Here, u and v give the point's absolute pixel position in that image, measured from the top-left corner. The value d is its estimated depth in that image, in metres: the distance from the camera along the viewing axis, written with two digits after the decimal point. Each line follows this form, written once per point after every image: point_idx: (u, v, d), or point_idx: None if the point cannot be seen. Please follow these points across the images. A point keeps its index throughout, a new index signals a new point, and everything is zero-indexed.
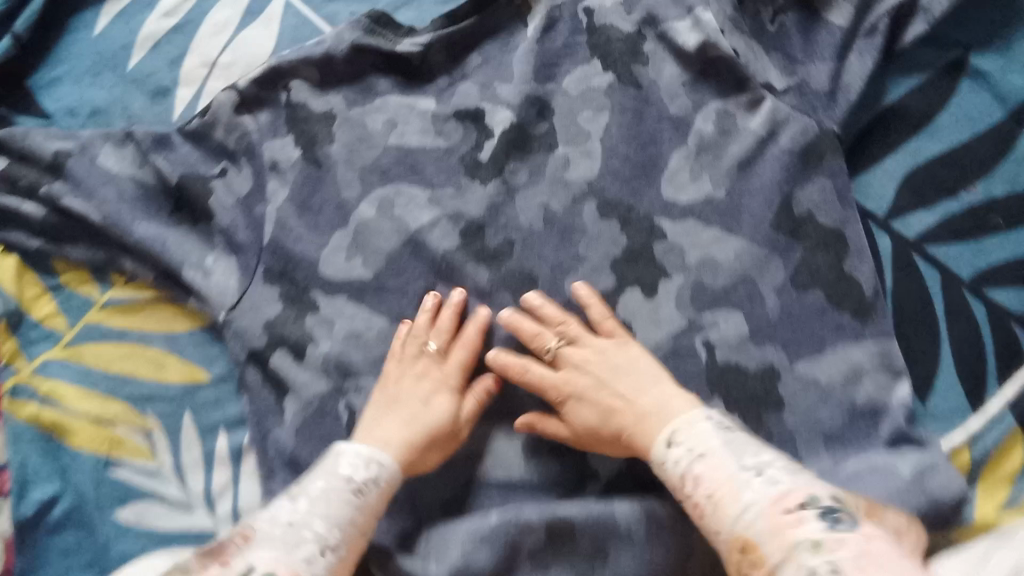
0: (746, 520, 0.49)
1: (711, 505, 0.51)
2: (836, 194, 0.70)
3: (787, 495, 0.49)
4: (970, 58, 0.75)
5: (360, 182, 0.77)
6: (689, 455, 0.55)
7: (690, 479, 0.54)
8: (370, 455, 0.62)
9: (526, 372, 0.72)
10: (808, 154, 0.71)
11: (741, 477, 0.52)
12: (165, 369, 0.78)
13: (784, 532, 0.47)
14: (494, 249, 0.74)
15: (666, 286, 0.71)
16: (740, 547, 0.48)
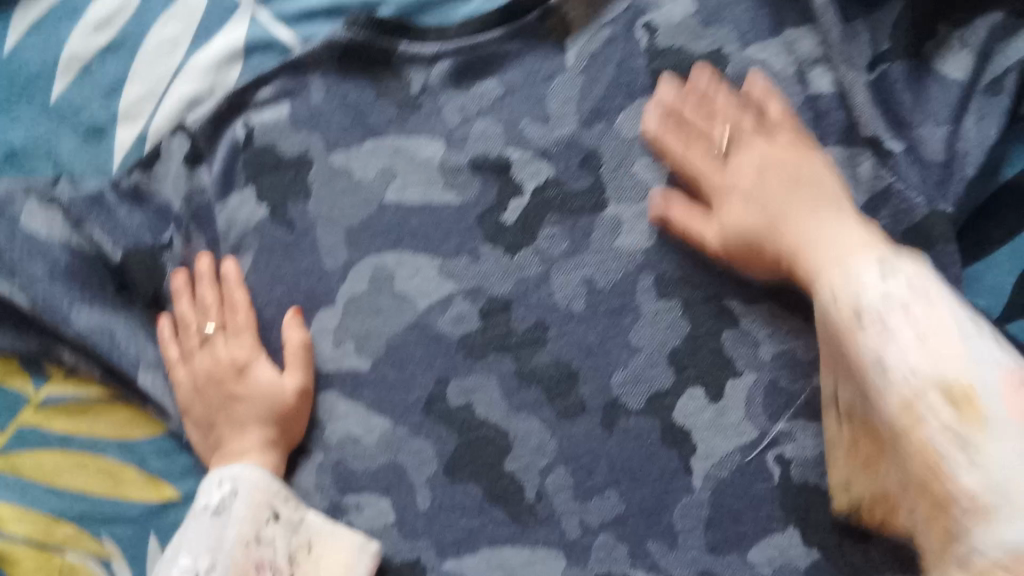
0: (885, 282, 0.45)
1: (859, 281, 0.46)
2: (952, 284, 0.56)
3: (947, 282, 0.47)
4: None
5: (345, 248, 0.63)
6: (889, 293, 0.45)
7: (864, 278, 0.46)
8: (226, 475, 0.57)
9: (563, 491, 0.59)
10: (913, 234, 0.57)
11: (928, 269, 0.46)
12: (124, 483, 0.64)
13: (937, 300, 0.44)
14: (522, 335, 0.60)
15: (734, 386, 0.58)
16: (857, 318, 0.45)
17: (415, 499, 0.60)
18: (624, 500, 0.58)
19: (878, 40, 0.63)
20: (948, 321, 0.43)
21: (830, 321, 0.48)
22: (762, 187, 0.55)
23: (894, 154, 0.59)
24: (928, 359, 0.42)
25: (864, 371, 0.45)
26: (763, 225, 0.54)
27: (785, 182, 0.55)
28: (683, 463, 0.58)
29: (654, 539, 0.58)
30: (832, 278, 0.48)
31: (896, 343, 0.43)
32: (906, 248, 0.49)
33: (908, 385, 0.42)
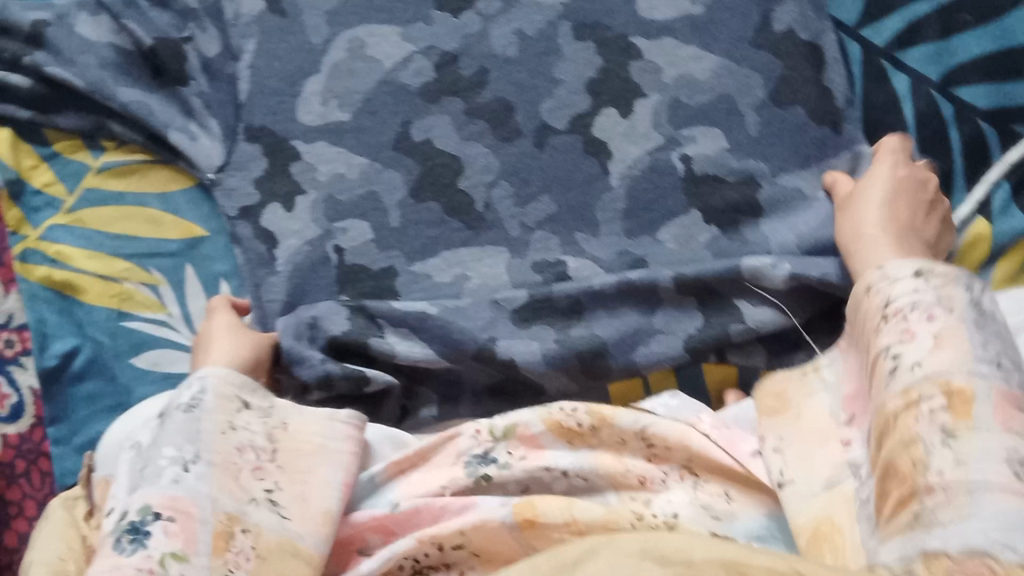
0: (957, 377, 0.49)
1: (920, 357, 0.50)
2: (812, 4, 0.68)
3: (1012, 392, 0.48)
4: None
5: (327, 25, 0.79)
6: (917, 300, 0.52)
7: (903, 321, 0.52)
8: (207, 383, 0.60)
9: (506, 200, 0.73)
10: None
11: (967, 324, 0.51)
12: (163, 226, 0.82)
13: (1010, 415, 0.47)
14: (468, 80, 0.75)
15: (643, 106, 0.70)
16: (945, 398, 0.48)
17: (388, 219, 0.75)
18: (555, 203, 0.71)
19: None
20: (990, 437, 0.46)
21: (868, 349, 0.54)
22: (883, 203, 0.59)
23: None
24: (959, 437, 0.47)
25: (886, 429, 0.50)
26: (853, 236, 0.59)
27: (893, 208, 0.58)
28: (602, 168, 0.71)
29: (580, 230, 0.71)
30: (874, 334, 0.53)
31: (928, 434, 0.48)
32: (983, 346, 0.50)
33: (929, 483, 0.46)
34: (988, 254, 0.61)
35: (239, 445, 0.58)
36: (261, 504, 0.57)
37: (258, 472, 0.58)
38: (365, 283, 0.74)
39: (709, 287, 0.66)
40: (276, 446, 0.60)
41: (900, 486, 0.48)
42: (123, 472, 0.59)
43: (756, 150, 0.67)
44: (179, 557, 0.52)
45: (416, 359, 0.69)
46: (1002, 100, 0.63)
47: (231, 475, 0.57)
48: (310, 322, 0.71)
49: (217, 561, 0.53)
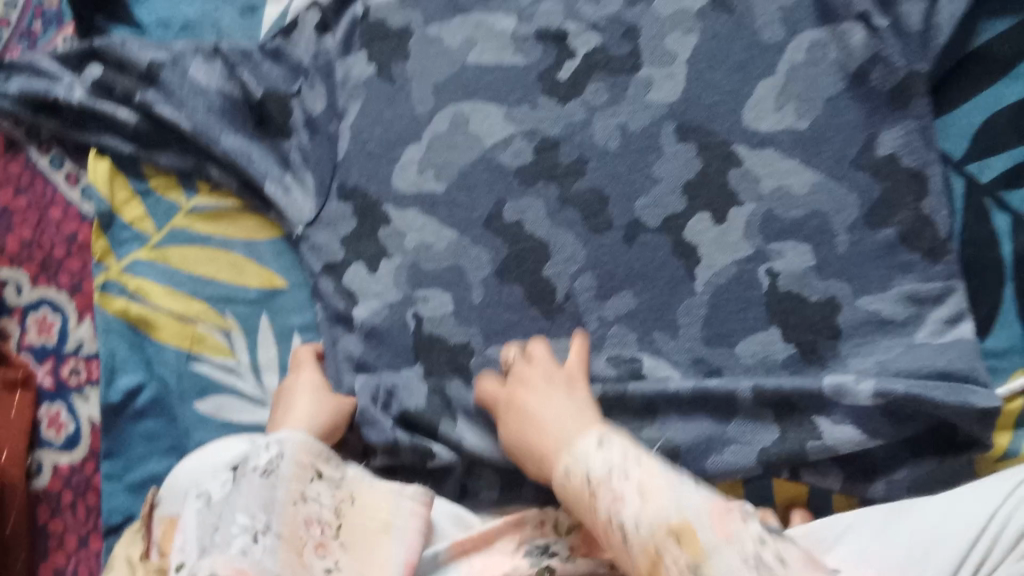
0: (683, 512, 0.51)
1: (640, 514, 0.52)
2: (920, 134, 0.68)
3: (723, 501, 0.53)
4: None
5: (434, 95, 0.80)
6: (613, 464, 0.55)
7: (614, 488, 0.54)
8: (282, 445, 0.63)
9: (588, 291, 0.74)
10: (899, 94, 0.69)
11: (678, 482, 0.54)
12: (244, 273, 0.83)
13: (728, 527, 0.51)
14: (566, 167, 0.76)
15: (737, 213, 0.71)
16: (678, 542, 0.50)
17: (470, 294, 0.76)
18: (636, 299, 0.72)
19: None
20: (731, 555, 0.49)
21: (595, 510, 0.55)
22: (569, 413, 0.62)
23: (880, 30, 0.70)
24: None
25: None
26: (541, 458, 0.62)
27: (543, 407, 0.64)
28: (687, 272, 0.72)
29: (659, 329, 0.72)
30: (593, 511, 0.55)
31: (723, 549, 0.50)
32: (698, 488, 0.54)
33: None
34: None
35: (307, 520, 0.62)
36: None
37: (322, 548, 0.61)
38: (441, 358, 0.75)
39: (789, 403, 0.65)
40: (341, 522, 0.63)
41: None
42: (187, 520, 0.60)
43: (843, 271, 0.68)
44: None
45: (480, 449, 0.72)
46: None
47: (296, 550, 0.60)
48: (389, 389, 0.75)
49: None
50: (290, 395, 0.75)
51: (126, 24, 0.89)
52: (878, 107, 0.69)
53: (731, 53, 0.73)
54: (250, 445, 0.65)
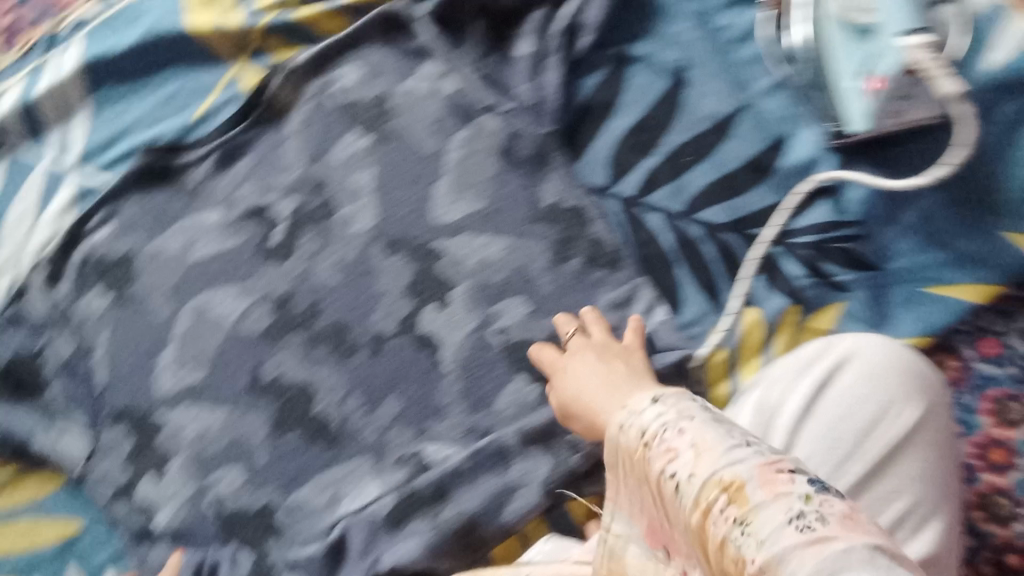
0: (731, 470, 0.49)
1: (691, 469, 0.50)
2: (568, 181, 0.79)
3: (774, 458, 0.49)
4: (628, 50, 0.82)
5: (170, 299, 0.86)
6: (665, 421, 0.54)
7: (664, 442, 0.53)
8: None
9: (358, 411, 0.79)
10: (539, 156, 0.80)
11: (729, 447, 0.50)
12: (38, 533, 0.84)
13: (776, 486, 0.47)
14: (304, 315, 0.83)
15: (456, 294, 0.79)
16: (725, 494, 0.48)
17: (256, 458, 0.80)
18: (402, 400, 0.79)
19: (477, 48, 0.85)
20: (773, 505, 0.46)
21: (647, 481, 0.54)
22: (597, 387, 0.64)
23: (508, 112, 0.81)
24: (747, 518, 0.46)
25: (706, 545, 0.49)
26: (597, 421, 0.64)
27: (606, 376, 0.65)
28: (434, 360, 0.79)
29: (430, 418, 0.78)
30: (648, 466, 0.53)
31: (743, 455, 0.49)
32: (733, 438, 0.51)
33: (751, 558, 0.44)
34: (766, 334, 0.71)
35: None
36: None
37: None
38: (248, 528, 0.78)
39: (547, 431, 0.72)
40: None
41: (728, 563, 0.47)
42: None
43: (555, 305, 0.77)
44: None
45: None
46: (736, 214, 0.75)
47: None
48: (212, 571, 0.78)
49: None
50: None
51: None
52: (528, 172, 0.80)
53: (405, 169, 0.83)
54: None
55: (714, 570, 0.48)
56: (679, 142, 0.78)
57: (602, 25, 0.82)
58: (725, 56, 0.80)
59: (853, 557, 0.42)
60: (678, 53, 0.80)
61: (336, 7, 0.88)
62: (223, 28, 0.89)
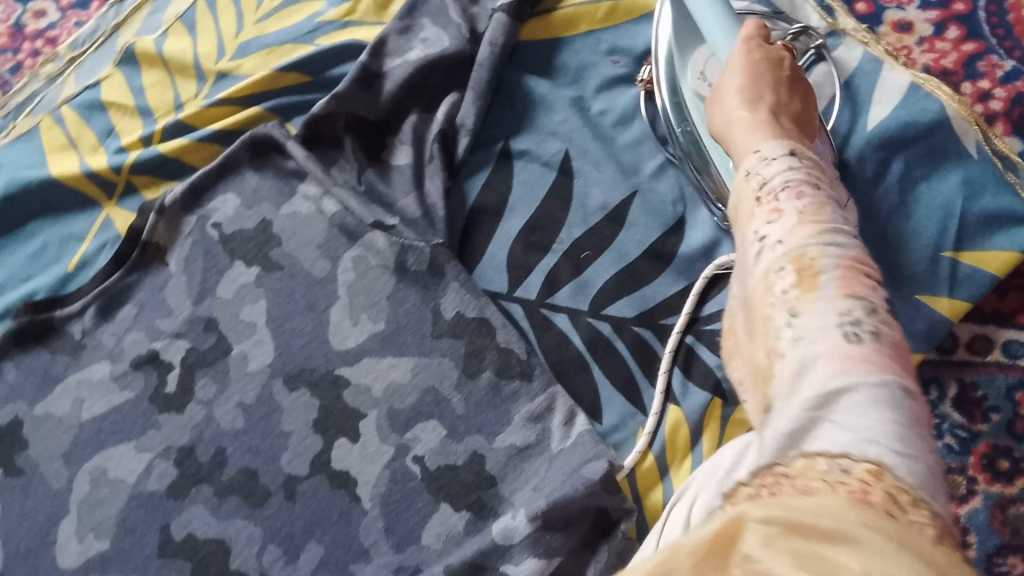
0: (813, 249, 0.48)
1: (781, 232, 0.51)
2: (468, 289, 0.75)
3: (865, 257, 0.49)
4: (511, 145, 0.80)
5: (66, 465, 0.80)
6: (789, 179, 0.54)
7: (773, 202, 0.52)
8: None
9: (277, 562, 0.73)
10: (432, 266, 0.77)
11: (834, 232, 0.49)
12: None
13: (855, 282, 0.47)
14: (208, 464, 0.77)
15: (366, 425, 0.75)
16: (796, 274, 0.48)
17: None
18: (322, 545, 0.73)
19: (353, 163, 0.81)
20: (829, 303, 0.46)
21: (743, 233, 0.55)
22: (740, 84, 0.62)
23: (394, 227, 0.78)
24: (800, 307, 0.47)
25: (755, 316, 0.51)
26: (727, 123, 0.63)
27: (747, 89, 0.62)
28: (353, 497, 0.74)
29: (354, 561, 0.72)
30: (751, 218, 0.54)
31: (814, 244, 0.49)
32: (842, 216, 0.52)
33: (784, 350, 0.47)
34: (692, 430, 0.68)
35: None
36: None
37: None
38: None
39: (477, 564, 0.67)
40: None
41: (766, 342, 0.49)
42: None
43: (471, 425, 0.72)
44: None
45: None
46: (643, 306, 0.73)
47: None
48: None
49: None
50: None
51: None
52: (425, 283, 0.77)
53: (298, 295, 0.80)
54: None
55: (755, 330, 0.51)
56: (576, 235, 0.76)
57: (476, 125, 0.80)
58: (609, 141, 0.78)
59: (879, 393, 0.42)
60: (559, 144, 0.78)
61: (204, 137, 0.86)
62: (92, 172, 0.87)
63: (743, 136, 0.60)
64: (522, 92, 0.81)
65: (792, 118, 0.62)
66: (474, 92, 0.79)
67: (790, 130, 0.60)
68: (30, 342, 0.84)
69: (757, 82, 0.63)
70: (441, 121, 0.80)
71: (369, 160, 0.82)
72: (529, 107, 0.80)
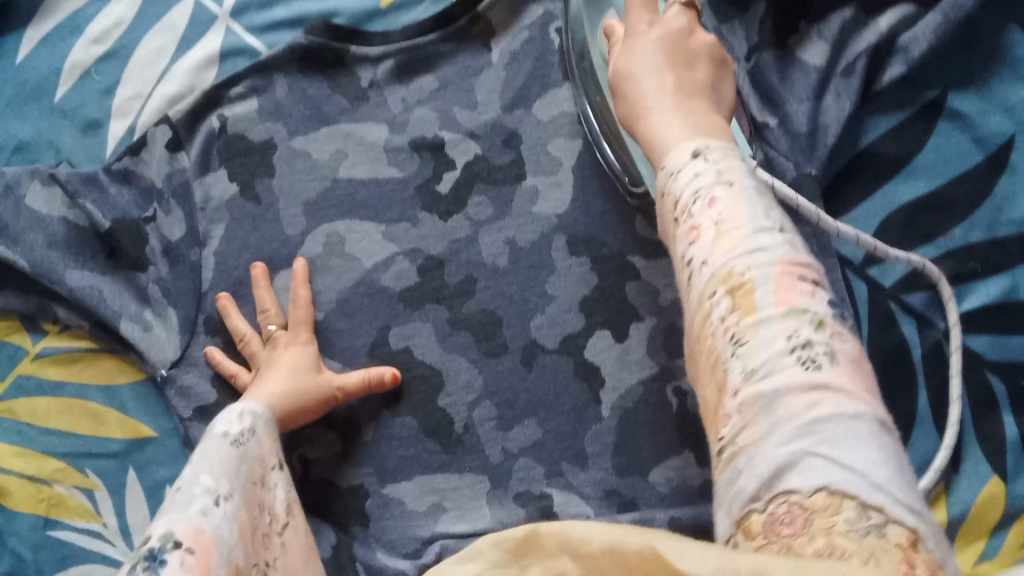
0: (746, 262, 0.37)
1: (708, 251, 0.39)
2: (815, 240, 0.64)
3: (801, 259, 0.38)
4: (949, 99, 0.65)
5: (305, 217, 0.73)
6: (698, 188, 0.41)
7: (689, 216, 0.41)
8: (247, 411, 0.62)
9: (488, 422, 0.67)
10: (786, 196, 0.63)
11: (753, 232, 0.38)
12: (105, 424, 0.73)
13: (794, 292, 0.36)
14: (454, 288, 0.70)
15: (638, 329, 0.67)
16: (730, 295, 0.37)
17: (361, 431, 0.69)
18: (541, 428, 0.66)
19: (753, 33, 0.68)
20: (774, 324, 0.35)
21: (667, 257, 0.43)
22: (658, 63, 0.53)
23: (767, 128, 0.66)
24: (744, 335, 0.36)
25: (694, 349, 0.39)
26: (635, 113, 0.52)
27: (669, 65, 0.52)
28: (593, 395, 0.66)
29: (568, 460, 0.65)
30: (671, 239, 0.42)
31: (764, 244, 0.38)
32: (769, 214, 0.39)
33: (734, 388, 0.35)
34: (1006, 512, 0.57)
35: (250, 475, 0.59)
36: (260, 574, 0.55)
37: (268, 540, 0.58)
38: (336, 509, 0.68)
39: (709, 533, 0.61)
40: (288, 520, 0.61)
41: (710, 381, 0.37)
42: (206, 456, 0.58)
43: None
44: None
45: None
46: (1011, 354, 0.60)
47: (247, 533, 0.56)
48: None
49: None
50: (258, 377, 0.66)
51: None
52: None
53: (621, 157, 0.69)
54: (213, 419, 0.62)
55: (694, 377, 0.39)
56: (973, 241, 0.62)
57: (921, 58, 0.65)
58: None
59: (854, 427, 0.32)
60: (1006, 125, 0.63)
61: None
62: None
63: (654, 125, 0.49)
64: (994, 48, 0.65)
65: (711, 103, 0.51)
66: (942, 19, 0.63)
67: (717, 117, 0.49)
68: (313, 66, 0.75)
69: (656, 58, 0.53)
70: (880, 33, 0.65)
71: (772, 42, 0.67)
72: (997, 67, 0.64)
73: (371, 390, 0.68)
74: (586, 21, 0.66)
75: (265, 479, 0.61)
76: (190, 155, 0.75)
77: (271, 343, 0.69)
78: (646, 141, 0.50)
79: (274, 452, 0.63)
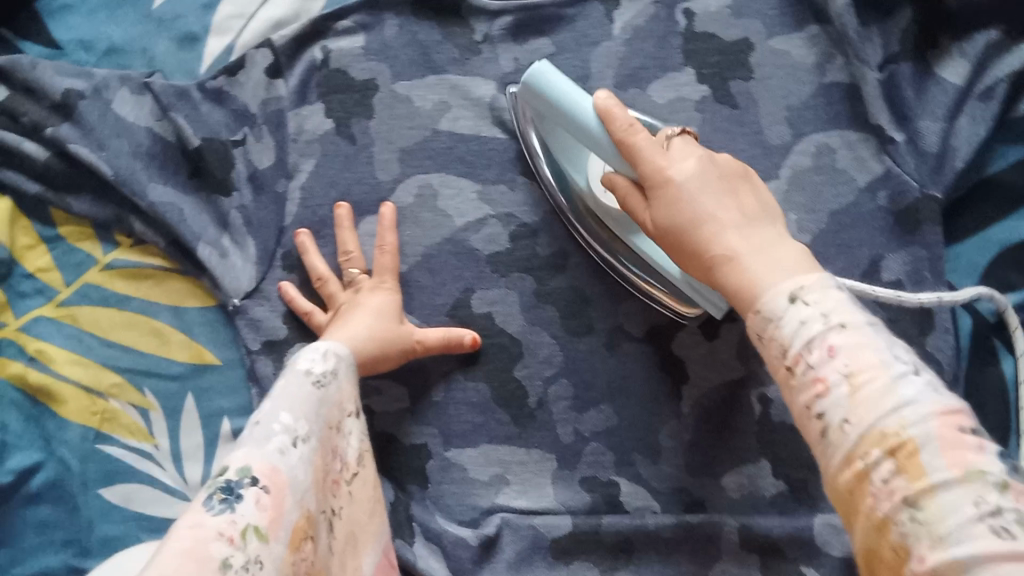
0: (901, 422, 0.36)
1: (846, 410, 0.37)
2: (929, 264, 0.62)
3: (950, 405, 0.36)
4: None
5: (399, 164, 0.71)
6: (806, 335, 0.39)
7: (808, 368, 0.39)
8: (331, 351, 0.60)
9: (563, 401, 0.66)
10: (905, 216, 0.63)
11: (894, 386, 0.36)
12: (169, 345, 0.72)
13: (962, 452, 0.34)
14: (545, 260, 0.68)
15: (729, 330, 0.65)
16: (890, 456, 0.35)
17: (431, 391, 0.68)
18: (617, 415, 0.66)
19: (892, 41, 0.66)
20: (954, 491, 0.33)
21: (793, 412, 0.41)
22: (703, 185, 0.50)
23: (894, 143, 0.64)
24: (921, 506, 0.34)
25: (851, 512, 0.38)
26: (708, 268, 0.49)
27: (718, 188, 0.50)
28: (674, 390, 0.65)
29: (640, 452, 0.65)
30: (791, 391, 0.40)
31: (908, 395, 0.36)
32: (895, 352, 0.38)
33: (922, 557, 0.34)
34: None
35: (328, 418, 0.57)
36: (326, 520, 0.53)
37: (336, 486, 0.56)
38: (396, 465, 0.68)
39: (776, 546, 0.61)
40: (358, 470, 0.59)
41: (883, 547, 0.36)
42: (287, 391, 0.55)
43: None
44: (261, 534, 0.46)
45: None
46: None
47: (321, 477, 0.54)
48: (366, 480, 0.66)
49: (291, 557, 0.47)
50: (342, 317, 0.65)
51: (38, 40, 0.75)
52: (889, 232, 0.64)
53: (733, 149, 0.66)
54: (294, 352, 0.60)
55: (855, 540, 0.38)
56: None
57: None
58: None
59: None
60: None
61: None
62: None
63: (733, 281, 0.46)
64: None
65: (764, 220, 0.49)
66: None
67: (773, 232, 0.48)
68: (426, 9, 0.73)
69: (706, 195, 0.50)
70: None
71: (910, 54, 0.65)
72: None
73: (449, 351, 0.67)
74: (572, 171, 0.64)
75: (341, 423, 0.58)
76: (288, 84, 0.72)
77: (352, 286, 0.68)
78: (728, 290, 0.47)
79: (352, 399, 0.61)
